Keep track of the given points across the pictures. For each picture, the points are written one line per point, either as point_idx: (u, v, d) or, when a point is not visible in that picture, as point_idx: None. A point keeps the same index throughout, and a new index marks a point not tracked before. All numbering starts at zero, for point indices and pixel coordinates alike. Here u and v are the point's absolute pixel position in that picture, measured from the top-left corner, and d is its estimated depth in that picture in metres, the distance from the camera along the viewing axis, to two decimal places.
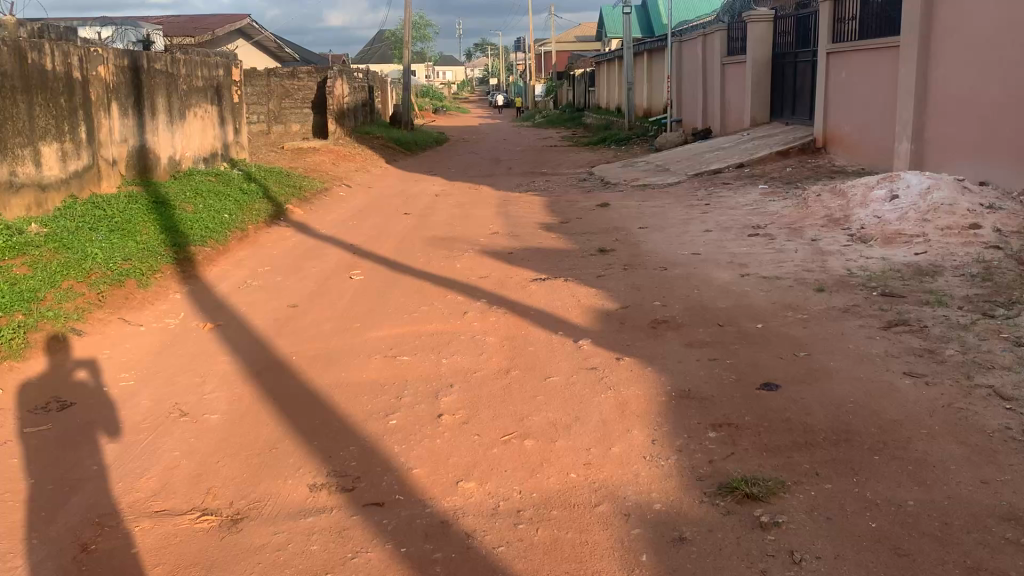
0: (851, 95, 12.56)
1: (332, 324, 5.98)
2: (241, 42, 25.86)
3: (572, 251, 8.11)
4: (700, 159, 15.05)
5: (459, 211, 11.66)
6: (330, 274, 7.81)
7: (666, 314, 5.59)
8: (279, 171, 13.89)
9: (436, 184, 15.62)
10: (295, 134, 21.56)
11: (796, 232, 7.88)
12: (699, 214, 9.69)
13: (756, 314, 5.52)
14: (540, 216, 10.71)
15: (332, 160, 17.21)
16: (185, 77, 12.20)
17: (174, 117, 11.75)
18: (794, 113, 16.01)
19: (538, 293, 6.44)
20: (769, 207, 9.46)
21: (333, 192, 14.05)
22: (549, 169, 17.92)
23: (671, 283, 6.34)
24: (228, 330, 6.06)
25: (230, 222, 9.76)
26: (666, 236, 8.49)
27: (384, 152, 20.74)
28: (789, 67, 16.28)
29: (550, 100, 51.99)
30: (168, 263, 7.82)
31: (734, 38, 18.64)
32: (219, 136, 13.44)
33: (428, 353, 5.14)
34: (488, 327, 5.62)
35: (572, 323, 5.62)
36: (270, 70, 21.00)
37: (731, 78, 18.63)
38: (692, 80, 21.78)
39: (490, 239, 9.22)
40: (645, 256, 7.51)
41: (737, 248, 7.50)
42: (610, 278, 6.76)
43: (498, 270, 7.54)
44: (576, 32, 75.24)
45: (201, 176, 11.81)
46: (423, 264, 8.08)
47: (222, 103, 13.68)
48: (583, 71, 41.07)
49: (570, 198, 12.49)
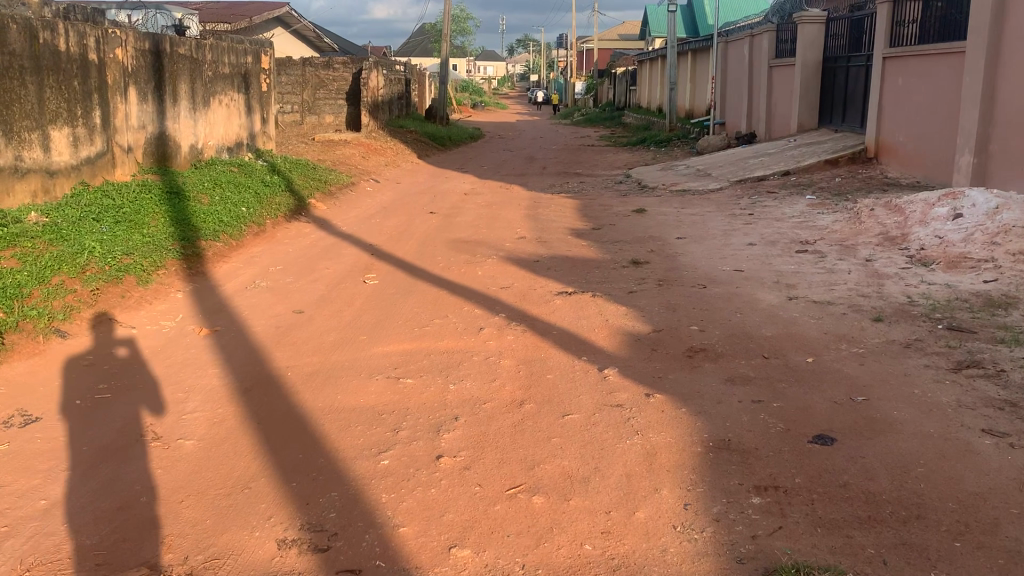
0: (908, 103, 11.81)
1: (335, 336, 5.48)
2: (279, 30, 25.61)
3: (602, 261, 7.55)
4: (743, 165, 14.38)
5: (488, 212, 11.14)
6: (343, 277, 7.33)
7: (703, 342, 5.01)
8: (305, 164, 13.47)
9: (467, 182, 15.12)
10: (328, 125, 21.20)
11: (848, 251, 7.23)
12: (742, 225, 9.06)
13: (805, 347, 4.91)
14: (571, 220, 10.15)
15: (363, 153, 16.80)
16: (210, 63, 11.80)
17: (197, 104, 11.36)
18: (845, 120, 15.25)
19: (562, 310, 5.89)
20: (817, 220, 8.80)
21: (359, 187, 13.59)
22: (585, 170, 17.31)
23: (708, 305, 5.76)
24: (224, 337, 5.59)
25: (246, 216, 9.33)
26: (706, 248, 7.89)
27: (416, 146, 20.30)
28: (840, 71, 15.52)
29: (590, 99, 51.22)
30: (174, 258, 7.38)
31: (783, 40, 17.87)
32: (245, 125, 13.06)
33: (435, 376, 4.62)
34: (505, 348, 5.09)
35: (597, 346, 5.07)
36: (305, 60, 20.69)
37: (779, 81, 17.88)
38: (737, 82, 21.02)
39: (516, 243, 8.69)
40: (681, 271, 6.92)
41: (783, 267, 6.87)
42: (642, 295, 6.18)
43: (523, 281, 6.99)
44: (620, 31, 74.21)
45: (223, 167, 11.42)
46: (442, 269, 7.57)
47: (250, 91, 13.28)
48: (625, 70, 40.35)
49: (604, 202, 11.91)
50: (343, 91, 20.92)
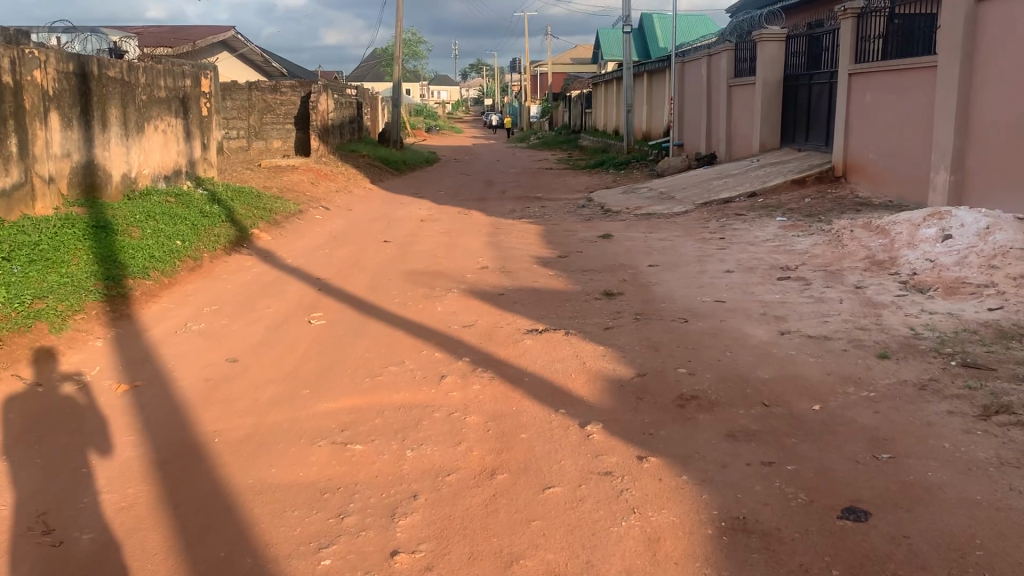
0: (877, 120, 11.48)
1: (275, 390, 4.79)
2: (224, 54, 24.85)
3: (572, 293, 6.95)
4: (708, 186, 13.96)
5: (445, 240, 10.51)
6: (286, 317, 6.62)
7: (694, 388, 4.42)
8: (250, 191, 12.73)
9: (423, 207, 14.49)
10: (276, 151, 20.45)
11: (835, 278, 6.72)
12: (716, 250, 8.55)
13: (810, 392, 4.34)
14: (534, 247, 9.56)
15: (312, 180, 16.09)
16: (144, 86, 11.04)
17: (130, 130, 10.58)
18: (808, 139, 14.94)
19: (533, 351, 5.26)
20: (795, 244, 8.32)
21: (307, 215, 12.87)
22: (544, 193, 16.78)
23: (694, 342, 5.18)
24: (144, 394, 4.86)
25: (181, 251, 8.59)
26: (682, 277, 7.35)
27: (369, 171, 19.63)
28: (802, 89, 15.24)
29: (545, 122, 51.00)
30: (96, 300, 6.62)
31: (741, 59, 17.60)
32: (184, 152, 12.28)
33: (389, 439, 3.95)
34: (469, 401, 4.44)
35: (574, 395, 4.44)
36: (252, 83, 19.98)
37: (738, 100, 17.58)
38: (695, 102, 20.74)
39: (477, 274, 8.07)
40: (659, 303, 6.35)
41: (768, 297, 6.34)
42: (619, 331, 5.59)
43: (486, 317, 6.35)
44: (573, 55, 74.49)
45: (159, 197, 10.64)
46: (397, 305, 6.91)
47: (189, 116, 12.52)
48: (579, 92, 40.16)
49: (567, 227, 11.35)
50: (291, 115, 20.24)
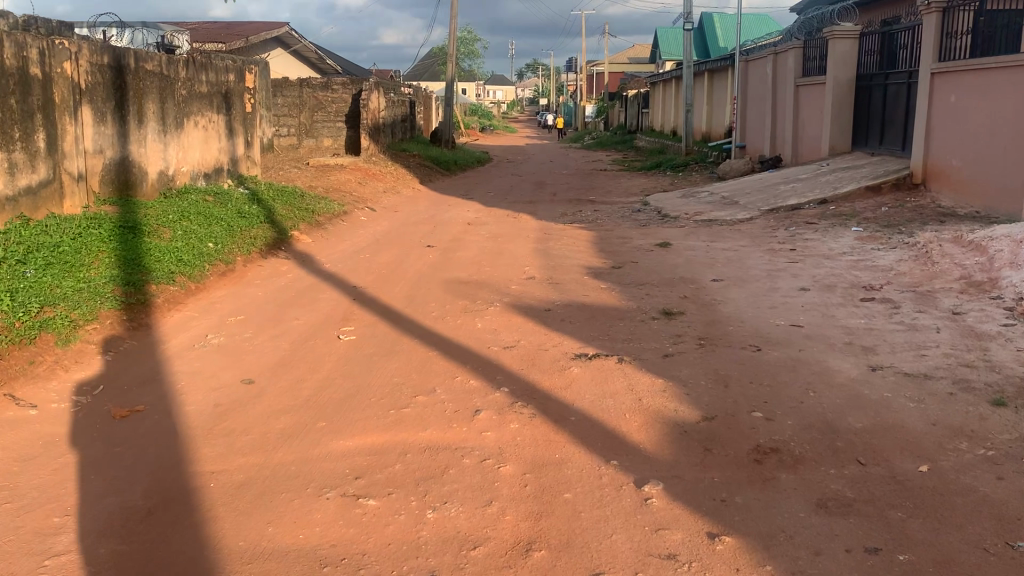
0: (964, 123, 10.54)
1: (288, 421, 4.23)
2: (277, 51, 24.66)
3: (627, 311, 6.28)
4: (773, 192, 13.13)
5: (492, 245, 9.92)
6: (313, 332, 6.08)
7: (773, 438, 3.74)
8: (292, 191, 12.29)
9: (472, 209, 13.93)
10: (326, 149, 20.08)
11: (927, 302, 5.93)
12: (787, 264, 7.80)
13: (914, 448, 3.62)
14: (586, 256, 8.89)
15: (360, 179, 15.64)
16: (184, 80, 10.65)
17: (168, 126, 10.20)
18: (883, 143, 13.98)
19: (582, 382, 4.61)
20: (876, 259, 7.52)
21: (351, 216, 12.38)
22: (598, 196, 16.07)
23: (769, 378, 4.49)
24: (145, 421, 4.34)
25: (212, 254, 8.12)
26: (751, 294, 6.63)
27: (419, 170, 19.15)
28: (876, 89, 14.28)
29: (600, 122, 50.11)
30: (112, 309, 6.15)
31: (811, 57, 16.68)
32: (226, 149, 11.89)
33: (408, 493, 3.35)
34: (506, 443, 3.82)
35: (630, 442, 3.79)
36: (302, 80, 19.65)
37: (806, 101, 16.68)
38: (759, 102, 19.84)
39: (523, 285, 7.46)
40: (725, 326, 5.64)
41: (851, 323, 5.59)
42: (681, 360, 4.92)
43: (531, 337, 5.72)
44: (632, 55, 73.45)
45: (196, 195, 10.23)
46: (434, 320, 6.33)
47: (232, 112, 12.13)
48: (637, 92, 39.29)
49: (622, 233, 10.66)
50: (342, 112, 19.85)
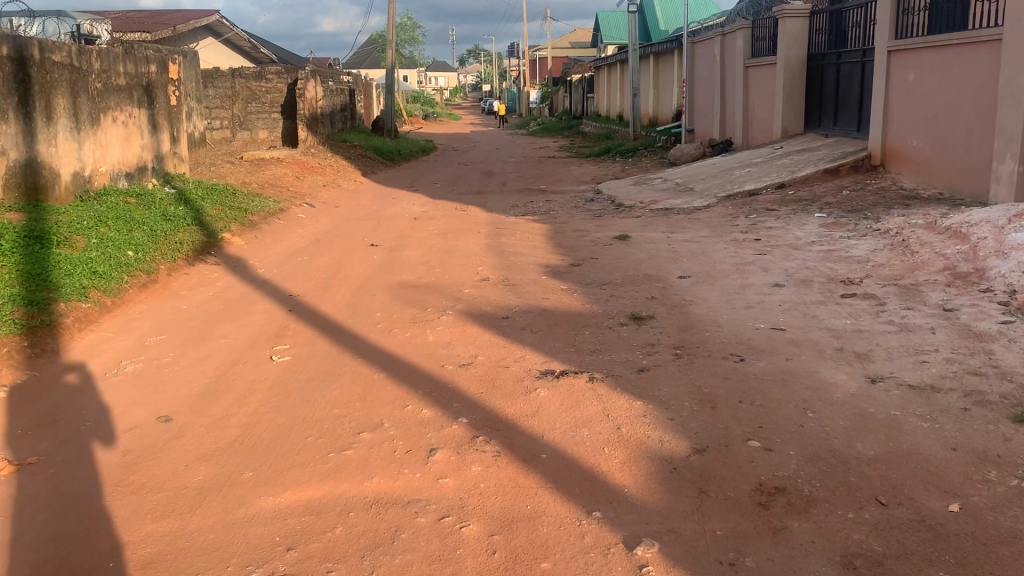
0: (923, 103, 10.23)
1: (210, 474, 3.60)
2: (208, 40, 23.58)
3: (592, 316, 5.74)
4: (730, 177, 12.73)
5: (441, 243, 9.31)
6: (243, 353, 5.42)
7: (776, 475, 3.23)
8: (224, 189, 11.48)
9: (417, 202, 13.27)
10: (261, 142, 19.17)
11: (914, 297, 5.50)
12: (755, 256, 7.35)
13: (938, 482, 3.13)
14: (541, 252, 8.34)
15: (297, 173, 14.84)
16: (98, 73, 9.78)
17: (82, 123, 9.33)
18: (836, 124, 13.69)
19: (550, 407, 4.06)
20: (849, 249, 7.10)
21: (289, 214, 11.64)
22: (549, 185, 15.53)
23: (760, 397, 3.99)
24: (37, 476, 3.66)
25: (131, 264, 7.37)
26: (723, 293, 6.14)
27: (360, 162, 18.37)
28: (828, 69, 13.96)
29: (544, 107, 49.58)
30: (9, 335, 5.40)
31: (760, 38, 16.34)
32: (149, 146, 11.03)
33: (352, 572, 2.76)
34: (468, 493, 3.25)
35: (612, 486, 3.25)
36: (234, 70, 18.78)
37: (755, 82, 16.34)
38: (707, 85, 19.50)
39: (476, 288, 6.88)
40: (702, 331, 5.14)
41: (836, 324, 5.14)
42: (659, 376, 4.40)
43: (488, 351, 5.14)
44: (573, 40, 73.11)
45: (117, 198, 9.41)
46: (380, 333, 5.72)
47: (155, 106, 11.26)
48: (580, 77, 38.85)
49: (577, 226, 10.13)
50: (277, 103, 18.96)
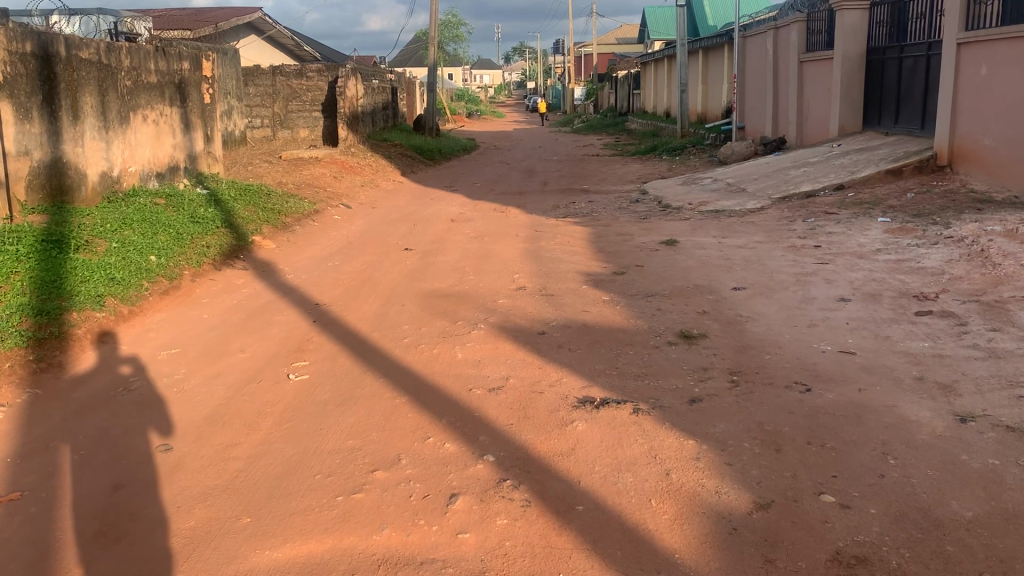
0: (996, 99, 9.52)
1: (204, 519, 3.20)
2: (251, 38, 23.47)
3: (636, 333, 5.25)
4: (784, 177, 12.09)
5: (478, 247, 8.87)
6: (259, 370, 5.03)
7: (856, 541, 2.73)
8: (257, 189, 11.18)
9: (457, 203, 12.86)
10: (302, 140, 18.94)
11: (1000, 317, 4.91)
12: (815, 265, 6.78)
13: None
14: (584, 258, 7.85)
15: (336, 172, 14.53)
16: (127, 70, 9.53)
17: (111, 122, 9.08)
18: (898, 122, 12.95)
19: (589, 445, 3.59)
20: (920, 258, 6.50)
21: (324, 215, 11.30)
22: (592, 185, 15.02)
23: (831, 437, 3.47)
24: (17, 517, 3.30)
25: (152, 269, 7.06)
26: (782, 308, 5.60)
27: (401, 161, 18.03)
28: (889, 64, 13.22)
29: (589, 105, 48.89)
30: (15, 348, 5.09)
31: (815, 31, 15.62)
32: (182, 145, 10.77)
33: None
34: (490, 555, 2.80)
35: (659, 550, 2.78)
36: (275, 68, 18.58)
37: (811, 78, 15.63)
38: (759, 81, 18.79)
39: (513, 299, 6.43)
40: (760, 355, 4.62)
41: (913, 346, 4.59)
42: (714, 408, 3.90)
43: (522, 373, 4.68)
44: (619, 36, 72.22)
45: (145, 199, 9.14)
46: (407, 349, 5.29)
47: (188, 104, 11.00)
48: (626, 73, 38.17)
49: (622, 229, 9.61)
50: (318, 101, 18.72)
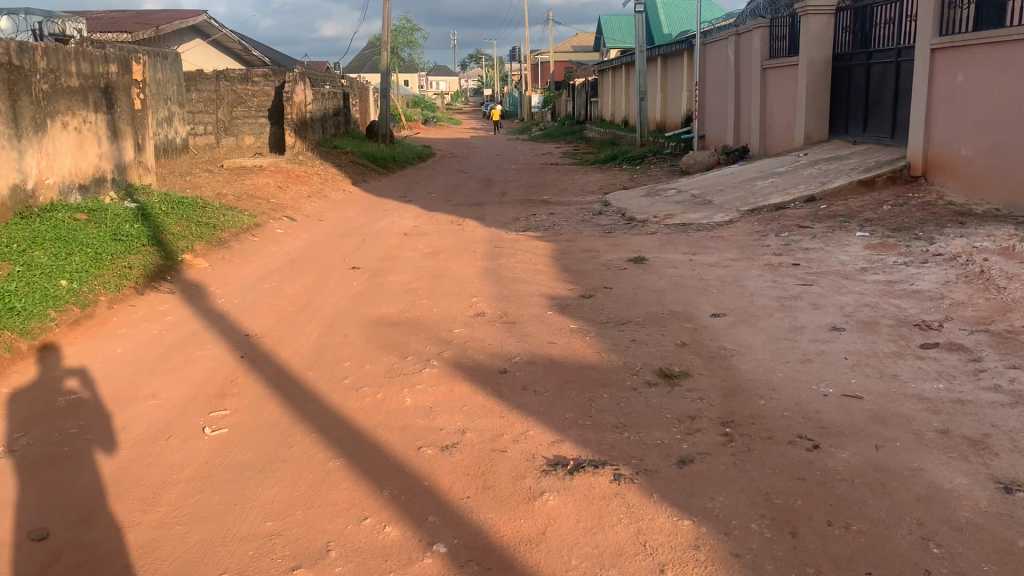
0: (973, 107, 9.12)
1: None
2: (196, 41, 22.53)
3: (610, 371, 4.61)
4: (752, 188, 11.60)
5: (432, 265, 8.19)
6: (170, 421, 4.29)
7: None
8: (192, 202, 10.34)
9: (410, 215, 12.15)
10: (248, 148, 18.06)
11: (1016, 351, 4.37)
12: (799, 288, 6.22)
13: None
14: (547, 278, 7.21)
15: (281, 182, 13.73)
16: (44, 72, 8.67)
17: (24, 129, 8.21)
18: (866, 130, 12.55)
19: (561, 528, 2.94)
20: (913, 280, 5.98)
21: (265, 229, 10.51)
22: (552, 195, 14.43)
23: (854, 515, 2.87)
24: None
25: (61, 295, 6.25)
26: (771, 339, 5.01)
27: (352, 170, 17.26)
28: (856, 70, 12.83)
29: (546, 112, 48.44)
30: None
31: (778, 37, 15.22)
32: (108, 154, 9.90)
33: None
34: None
35: None
36: (219, 73, 17.68)
37: (774, 85, 15.23)
38: (720, 88, 18.39)
39: (470, 327, 5.77)
40: (754, 401, 4.02)
41: (927, 388, 4.02)
42: (710, 474, 3.27)
43: (480, 424, 4.01)
44: (575, 44, 71.99)
45: (64, 213, 8.29)
46: (347, 392, 4.58)
47: (115, 110, 10.13)
48: (583, 81, 37.80)
49: (586, 245, 8.99)
50: (264, 108, 17.88)
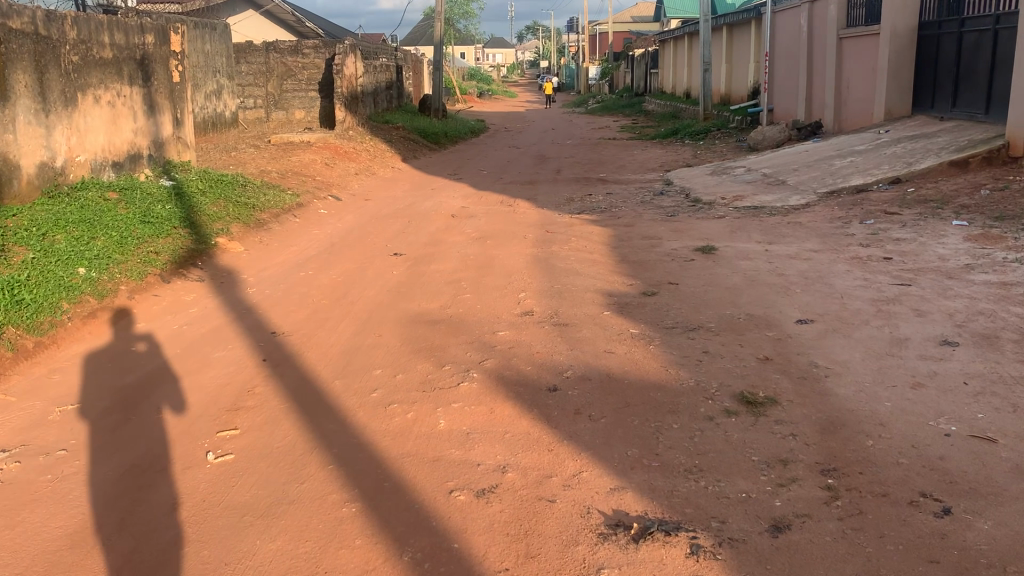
0: None
1: None
2: (248, 12, 22.13)
3: (680, 392, 3.91)
4: (829, 167, 10.69)
5: (480, 252, 7.56)
6: (171, 442, 3.73)
7: None
8: (232, 180, 9.84)
9: (460, 195, 11.53)
10: (297, 122, 17.60)
11: None
12: (895, 288, 5.42)
13: None
14: (604, 271, 6.53)
15: (328, 158, 13.22)
16: (74, 43, 8.21)
17: (52, 104, 7.76)
18: (956, 105, 11.48)
19: None
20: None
21: (308, 209, 9.98)
22: (610, 173, 13.66)
23: None
24: None
25: (77, 285, 5.76)
26: (870, 354, 4.26)
27: (402, 145, 16.68)
28: (945, 39, 11.74)
29: (604, 85, 47.26)
30: None
31: (857, 4, 14.11)
32: (144, 130, 9.45)
33: None
34: None
35: None
36: (269, 45, 17.21)
37: (851, 56, 14.16)
38: (791, 59, 17.29)
39: (518, 329, 5.13)
40: (860, 441, 3.30)
41: None
42: (813, 549, 2.59)
43: (525, 459, 3.37)
44: (634, 14, 70.21)
45: (93, 193, 7.84)
46: (372, 409, 3.99)
47: (151, 82, 9.67)
48: (643, 52, 36.59)
49: (647, 231, 8.27)
50: (315, 80, 17.37)
